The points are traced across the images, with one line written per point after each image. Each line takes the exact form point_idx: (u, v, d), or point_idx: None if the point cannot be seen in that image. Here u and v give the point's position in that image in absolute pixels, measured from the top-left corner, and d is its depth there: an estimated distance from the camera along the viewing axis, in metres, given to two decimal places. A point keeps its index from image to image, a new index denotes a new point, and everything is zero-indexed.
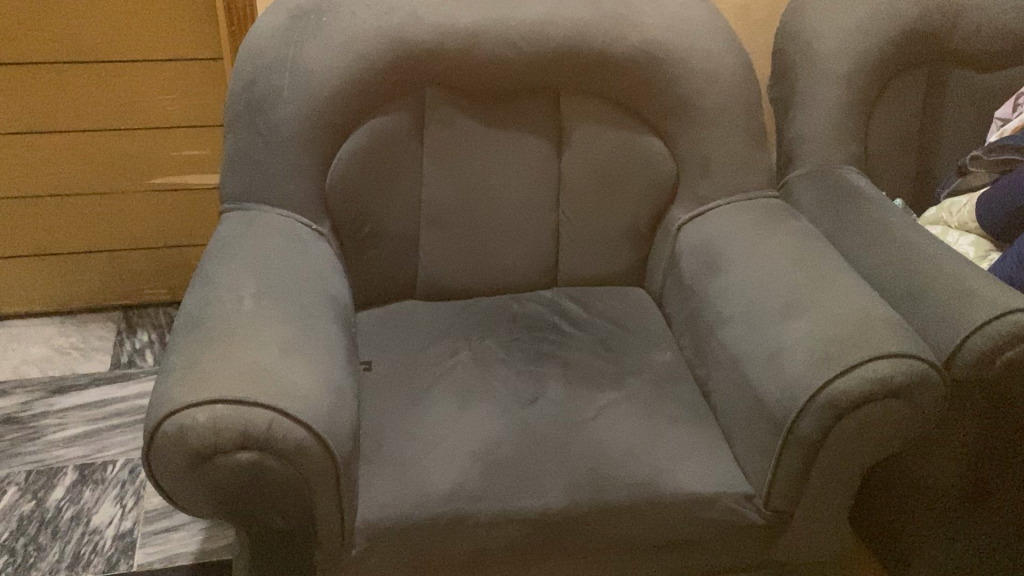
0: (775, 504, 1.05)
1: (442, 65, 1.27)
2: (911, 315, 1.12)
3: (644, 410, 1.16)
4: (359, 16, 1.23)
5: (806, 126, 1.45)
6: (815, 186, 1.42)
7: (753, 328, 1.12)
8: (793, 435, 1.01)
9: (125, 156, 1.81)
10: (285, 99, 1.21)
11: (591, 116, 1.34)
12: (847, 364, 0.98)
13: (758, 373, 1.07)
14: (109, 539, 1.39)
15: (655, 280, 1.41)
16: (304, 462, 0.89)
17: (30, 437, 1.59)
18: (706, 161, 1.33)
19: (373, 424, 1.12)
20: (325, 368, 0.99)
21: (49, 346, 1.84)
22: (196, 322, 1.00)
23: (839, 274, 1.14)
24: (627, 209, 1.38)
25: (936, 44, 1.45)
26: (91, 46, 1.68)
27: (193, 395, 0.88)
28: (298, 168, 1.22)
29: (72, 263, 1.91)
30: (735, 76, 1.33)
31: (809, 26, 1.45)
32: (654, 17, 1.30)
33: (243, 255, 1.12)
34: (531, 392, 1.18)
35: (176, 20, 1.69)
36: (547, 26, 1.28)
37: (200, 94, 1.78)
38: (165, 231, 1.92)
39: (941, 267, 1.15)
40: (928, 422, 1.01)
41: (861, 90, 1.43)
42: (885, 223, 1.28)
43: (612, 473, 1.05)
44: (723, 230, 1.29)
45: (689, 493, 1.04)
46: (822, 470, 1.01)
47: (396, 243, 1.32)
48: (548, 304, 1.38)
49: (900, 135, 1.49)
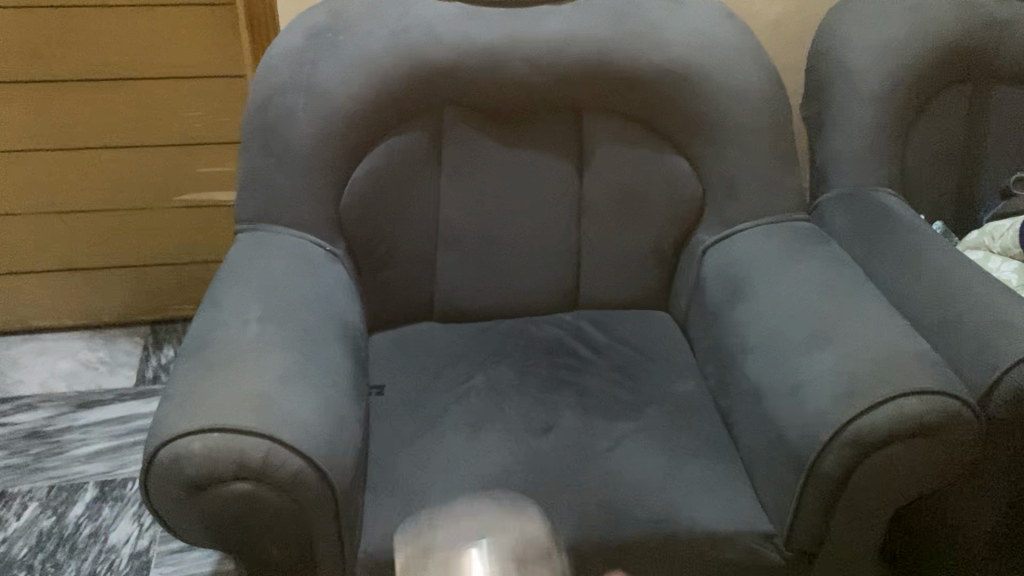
0: (797, 544, 1.00)
1: (459, 85, 1.24)
2: (944, 349, 1.07)
3: (662, 442, 1.11)
4: (375, 35, 1.22)
5: (839, 146, 1.39)
6: (848, 209, 1.36)
7: (776, 359, 1.07)
8: (814, 474, 0.96)
9: (154, 172, 1.83)
10: (301, 118, 1.20)
11: (613, 135, 1.31)
12: (872, 400, 0.93)
13: (780, 408, 1.02)
14: (126, 557, 1.39)
15: (680, 305, 1.37)
16: (300, 493, 0.87)
17: (54, 452, 1.60)
18: (733, 182, 1.29)
19: (382, 451, 1.09)
20: (328, 395, 0.97)
21: (77, 360, 1.86)
22: (199, 347, 0.98)
23: (868, 303, 1.09)
24: (649, 230, 1.34)
25: (976, 60, 1.39)
26: (120, 64, 1.70)
27: (189, 423, 0.86)
28: (313, 188, 1.21)
29: (102, 279, 1.93)
30: (763, 93, 1.28)
31: (842, 43, 1.40)
32: (677, 33, 1.27)
33: (253, 280, 1.10)
34: (545, 421, 1.14)
35: (200, 37, 1.70)
36: (568, 43, 1.25)
37: (226, 111, 1.78)
38: (191, 248, 1.93)
39: (977, 296, 1.09)
40: (961, 466, 0.96)
41: (897, 109, 1.37)
42: (921, 250, 1.22)
43: (623, 508, 1.01)
44: (749, 255, 1.24)
45: (704, 531, 1.00)
46: (848, 511, 0.96)
47: (410, 263, 1.31)
48: (569, 329, 1.34)
49: (940, 155, 1.43)
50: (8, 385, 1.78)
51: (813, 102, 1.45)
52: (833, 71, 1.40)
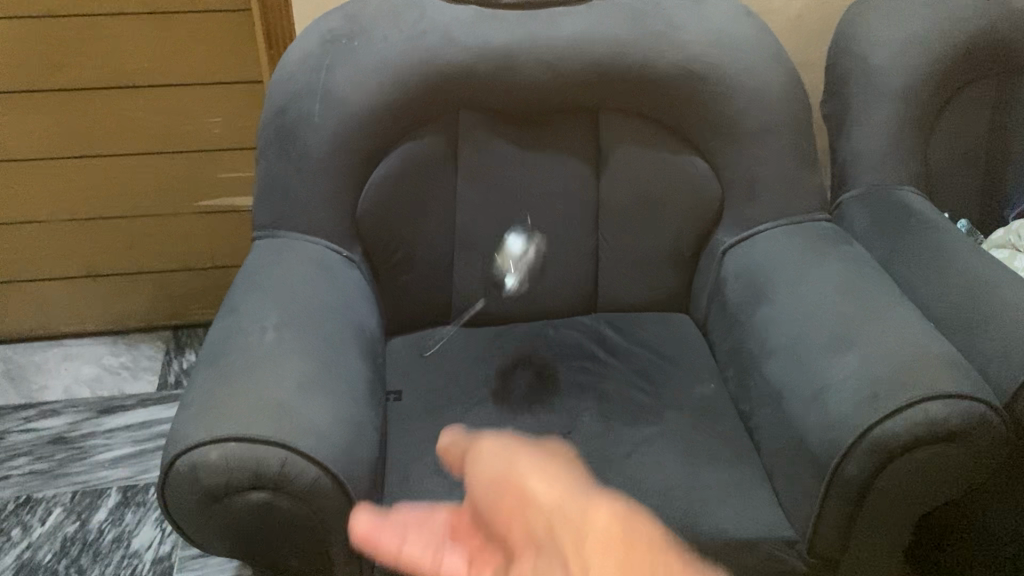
0: (820, 550, 0.98)
1: (475, 87, 1.24)
2: (970, 350, 1.05)
3: (682, 447, 1.10)
4: (390, 39, 1.21)
5: (861, 144, 1.37)
6: (871, 208, 1.33)
7: (798, 362, 1.06)
8: (837, 479, 0.94)
9: (174, 177, 1.84)
10: (316, 124, 1.19)
11: (631, 136, 1.30)
12: (896, 404, 0.92)
13: (801, 412, 1.01)
14: (148, 562, 1.40)
15: (700, 306, 1.36)
16: (319, 502, 0.87)
17: (78, 457, 1.61)
18: (752, 182, 1.27)
19: (400, 456, 1.09)
20: (345, 401, 0.97)
21: (101, 365, 1.88)
22: (216, 355, 0.98)
23: (892, 305, 1.07)
24: (668, 231, 1.33)
25: (1002, 54, 1.36)
26: (140, 71, 1.71)
27: (206, 432, 0.86)
28: (329, 193, 1.21)
29: (124, 285, 1.95)
30: (783, 91, 1.27)
31: (865, 38, 1.37)
32: (695, 32, 1.25)
33: (270, 287, 1.10)
34: (563, 426, 1.13)
35: (219, 44, 1.70)
36: (584, 44, 1.24)
37: (244, 117, 1.79)
38: (211, 252, 1.94)
39: (1005, 296, 1.07)
40: (988, 471, 0.94)
41: (921, 105, 1.35)
42: (946, 249, 1.20)
43: (643, 514, 1.00)
44: (769, 256, 1.23)
45: (725, 537, 0.98)
46: (871, 516, 0.95)
47: (428, 268, 1.31)
48: (588, 331, 1.34)
49: (964, 152, 1.40)
50: (34, 391, 1.80)
51: (833, 99, 1.42)
52: (855, 68, 1.38)
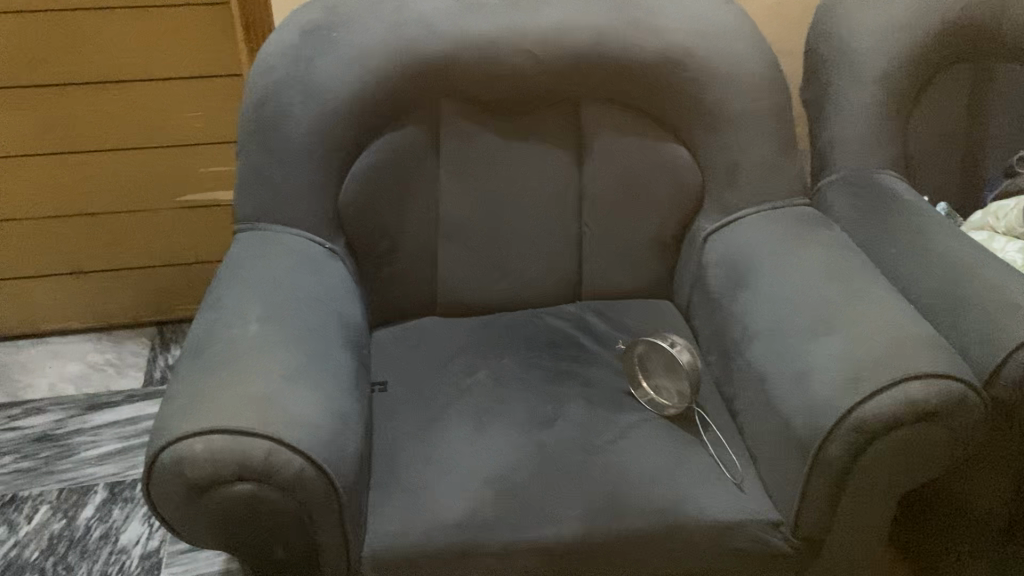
0: (804, 532, 0.99)
1: (456, 78, 1.24)
2: (950, 331, 1.06)
3: (667, 432, 1.11)
4: (370, 30, 1.21)
5: (841, 129, 1.38)
6: (851, 193, 1.34)
7: (779, 346, 1.06)
8: (819, 461, 0.95)
9: (155, 173, 1.83)
10: (297, 116, 1.19)
11: (612, 124, 1.30)
12: (877, 385, 0.93)
13: (784, 394, 1.02)
14: (136, 558, 1.40)
15: (683, 293, 1.36)
16: (305, 493, 0.87)
17: (65, 455, 1.61)
18: (734, 169, 1.27)
19: (386, 447, 1.09)
20: (330, 393, 0.97)
21: (85, 362, 1.87)
22: (200, 350, 0.98)
23: (872, 288, 1.08)
24: (650, 219, 1.33)
25: (979, 38, 1.37)
26: (119, 66, 1.70)
27: (190, 425, 0.86)
28: (310, 186, 1.20)
29: (108, 281, 1.94)
30: (762, 77, 1.27)
31: (844, 24, 1.38)
32: (674, 20, 1.26)
33: (253, 280, 1.10)
34: (549, 414, 1.14)
35: (198, 38, 1.70)
36: (566, 33, 1.24)
37: (225, 111, 1.78)
38: (196, 247, 1.94)
39: (983, 277, 1.08)
40: (966, 451, 0.95)
41: (900, 90, 1.36)
42: (926, 232, 1.21)
43: (630, 499, 1.01)
44: (751, 241, 1.23)
45: (711, 520, 0.99)
46: (853, 497, 0.96)
47: (412, 259, 1.31)
48: (573, 320, 1.34)
49: (944, 135, 1.41)
50: (18, 390, 1.79)
51: (813, 85, 1.43)
52: (834, 54, 1.38)
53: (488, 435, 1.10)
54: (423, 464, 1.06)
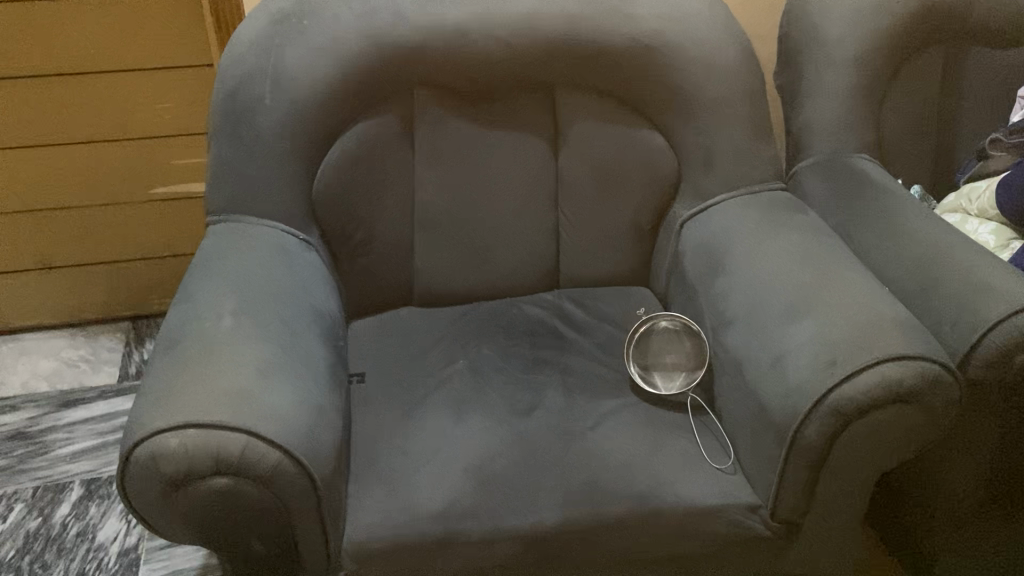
0: (783, 514, 1.00)
1: (428, 66, 1.23)
2: (924, 313, 1.07)
3: (645, 419, 1.11)
4: (340, 19, 1.19)
5: (815, 114, 1.38)
6: (827, 177, 1.35)
7: (756, 331, 1.07)
8: (796, 445, 0.96)
9: (125, 165, 1.80)
10: (268, 106, 1.17)
11: (587, 111, 1.30)
12: (852, 368, 0.93)
13: (762, 378, 1.02)
14: (113, 555, 1.38)
15: (660, 279, 1.36)
16: (282, 486, 0.86)
17: (38, 453, 1.59)
18: (710, 155, 1.27)
19: (364, 439, 1.08)
20: (305, 385, 0.96)
21: (59, 359, 1.85)
22: (173, 343, 0.97)
23: (848, 271, 1.08)
24: (627, 206, 1.33)
25: (950, 22, 1.38)
26: (85, 58, 1.67)
27: (164, 420, 0.85)
28: (283, 176, 1.19)
29: (79, 276, 1.91)
30: (736, 63, 1.27)
31: (817, 9, 1.38)
32: (648, 6, 1.25)
33: (227, 272, 1.09)
34: (528, 402, 1.14)
35: (166, 28, 1.67)
36: (539, 20, 1.23)
37: (195, 101, 1.76)
38: (168, 241, 1.92)
39: (956, 259, 1.09)
40: (942, 430, 0.96)
41: (873, 74, 1.37)
42: (899, 215, 1.22)
43: (609, 485, 1.01)
44: (727, 226, 1.23)
45: (690, 505, 1.00)
46: (830, 479, 0.97)
47: (387, 249, 1.30)
48: (551, 308, 1.34)
49: (917, 119, 1.42)
50: None
51: (787, 70, 1.43)
52: (807, 39, 1.39)
53: (467, 425, 1.10)
54: (401, 455, 1.05)
